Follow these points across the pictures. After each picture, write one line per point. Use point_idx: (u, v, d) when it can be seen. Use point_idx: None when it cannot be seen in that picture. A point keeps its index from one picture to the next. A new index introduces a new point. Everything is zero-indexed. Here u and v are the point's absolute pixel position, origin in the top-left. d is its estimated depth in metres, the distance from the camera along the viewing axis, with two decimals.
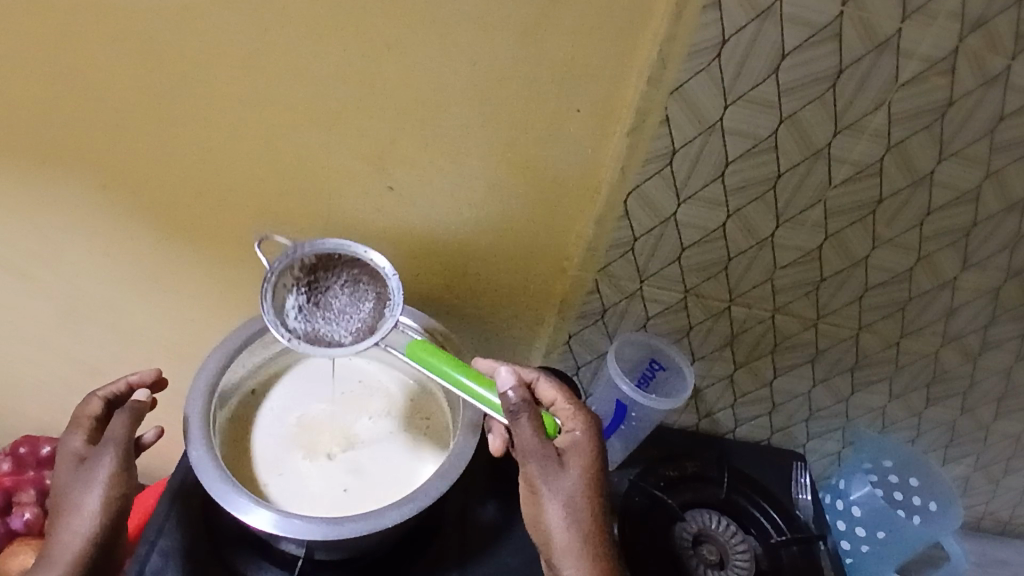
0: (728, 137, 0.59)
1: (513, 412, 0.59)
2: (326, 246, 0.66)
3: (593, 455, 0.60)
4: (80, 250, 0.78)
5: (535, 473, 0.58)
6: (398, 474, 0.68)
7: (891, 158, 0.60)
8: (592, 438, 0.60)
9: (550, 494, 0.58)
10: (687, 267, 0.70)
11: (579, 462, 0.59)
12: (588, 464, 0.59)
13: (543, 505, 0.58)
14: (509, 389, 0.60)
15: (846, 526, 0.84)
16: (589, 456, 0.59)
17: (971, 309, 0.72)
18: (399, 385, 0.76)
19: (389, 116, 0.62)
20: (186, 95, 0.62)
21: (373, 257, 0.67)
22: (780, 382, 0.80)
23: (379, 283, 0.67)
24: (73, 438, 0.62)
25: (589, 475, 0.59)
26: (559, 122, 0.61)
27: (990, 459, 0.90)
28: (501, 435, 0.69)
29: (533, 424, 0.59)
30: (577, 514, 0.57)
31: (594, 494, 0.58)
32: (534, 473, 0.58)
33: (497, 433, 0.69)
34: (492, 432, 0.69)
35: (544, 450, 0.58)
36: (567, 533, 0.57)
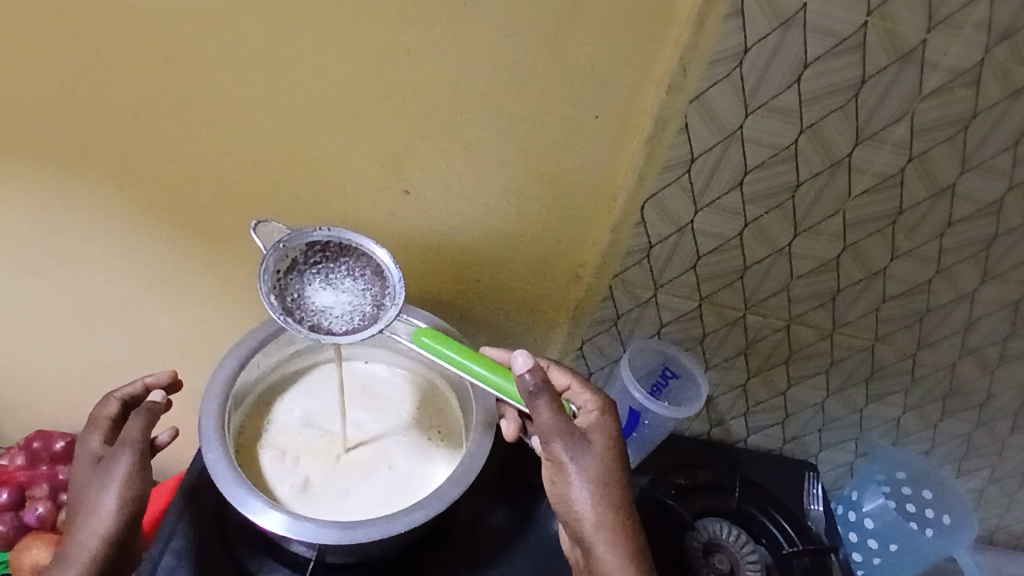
0: (748, 146, 0.58)
1: (531, 396, 0.57)
2: (318, 233, 0.63)
3: (610, 429, 0.61)
4: (96, 248, 0.78)
5: (562, 452, 0.57)
6: (415, 475, 0.68)
7: (912, 169, 0.59)
8: (610, 420, 0.61)
9: (576, 473, 0.57)
10: (702, 275, 0.69)
11: (600, 437, 0.60)
12: (607, 437, 0.60)
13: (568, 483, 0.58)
14: (526, 371, 0.58)
15: (858, 538, 0.84)
16: (611, 432, 0.60)
17: (990, 323, 0.71)
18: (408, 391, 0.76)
19: (406, 121, 0.62)
20: (206, 97, 0.62)
21: (374, 250, 0.65)
22: (794, 391, 0.80)
23: (376, 280, 0.65)
24: (90, 439, 0.63)
25: (608, 448, 0.59)
26: (577, 129, 0.61)
27: (1005, 473, 0.89)
28: (515, 420, 0.70)
29: (553, 405, 0.57)
30: (605, 487, 0.57)
31: (615, 465, 0.59)
32: (560, 451, 0.57)
33: (511, 418, 0.70)
34: (506, 418, 0.70)
35: (566, 428, 0.57)
36: (598, 509, 0.57)
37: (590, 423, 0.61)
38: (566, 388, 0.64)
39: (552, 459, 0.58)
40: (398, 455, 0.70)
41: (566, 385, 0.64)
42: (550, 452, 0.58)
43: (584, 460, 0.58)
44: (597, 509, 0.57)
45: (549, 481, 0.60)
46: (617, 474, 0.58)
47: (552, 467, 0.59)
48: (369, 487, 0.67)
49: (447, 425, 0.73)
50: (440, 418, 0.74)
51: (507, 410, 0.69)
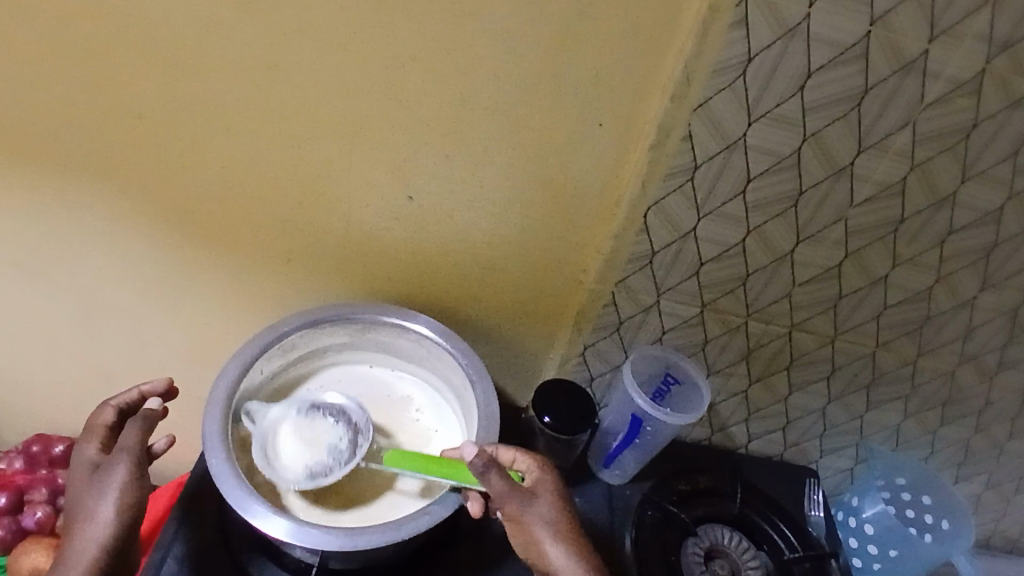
0: (751, 154, 0.59)
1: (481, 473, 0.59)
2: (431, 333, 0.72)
3: (555, 483, 0.62)
4: (98, 253, 0.78)
5: (518, 514, 0.58)
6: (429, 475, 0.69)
7: (914, 178, 0.60)
8: (551, 474, 0.63)
9: (542, 531, 0.58)
10: (705, 282, 0.70)
11: (548, 490, 0.61)
12: (555, 490, 0.61)
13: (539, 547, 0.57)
14: (474, 455, 0.59)
15: (858, 544, 0.84)
16: (554, 483, 0.62)
17: (988, 329, 0.71)
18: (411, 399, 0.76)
19: (410, 127, 0.62)
20: (210, 104, 0.63)
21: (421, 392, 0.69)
22: (795, 397, 0.80)
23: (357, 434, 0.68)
24: (87, 447, 0.63)
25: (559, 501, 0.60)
26: (581, 136, 0.61)
27: (1003, 478, 0.90)
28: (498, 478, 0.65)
29: (502, 477, 0.59)
30: (564, 530, 0.58)
31: (571, 518, 0.60)
32: (517, 514, 0.58)
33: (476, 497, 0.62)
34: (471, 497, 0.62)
35: (516, 489, 0.59)
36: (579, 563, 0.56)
37: (535, 482, 0.62)
38: (510, 462, 0.64)
39: (511, 524, 0.59)
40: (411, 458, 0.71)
41: (509, 458, 0.64)
42: (508, 519, 0.59)
43: (542, 515, 0.59)
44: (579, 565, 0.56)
45: (518, 546, 0.60)
46: (569, 518, 0.59)
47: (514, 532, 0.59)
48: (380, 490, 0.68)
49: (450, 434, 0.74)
50: (442, 426, 0.74)
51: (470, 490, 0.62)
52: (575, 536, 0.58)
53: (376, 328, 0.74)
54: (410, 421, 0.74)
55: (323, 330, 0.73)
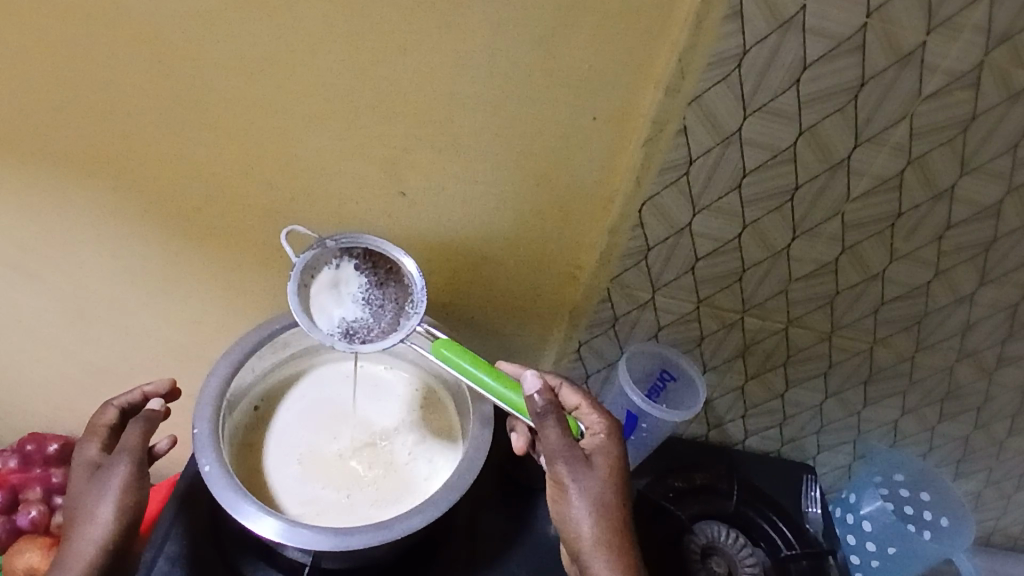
0: (746, 148, 0.58)
1: (539, 415, 0.58)
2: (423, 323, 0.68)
3: (617, 459, 0.60)
4: (90, 250, 0.77)
5: (565, 473, 0.58)
6: (423, 468, 0.69)
7: (911, 172, 0.59)
8: (614, 441, 0.61)
9: (582, 505, 0.57)
10: (700, 278, 0.69)
11: (606, 466, 0.59)
12: (615, 468, 0.59)
13: (574, 517, 0.57)
14: (535, 392, 0.58)
15: (857, 540, 0.83)
16: (614, 454, 0.60)
17: (988, 325, 0.71)
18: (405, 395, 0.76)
19: (402, 121, 0.62)
20: (199, 98, 0.62)
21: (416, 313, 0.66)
22: (792, 394, 0.79)
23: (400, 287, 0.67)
24: (88, 446, 0.62)
25: (615, 482, 0.59)
26: (575, 129, 0.61)
27: (1002, 474, 0.89)
28: (524, 434, 0.68)
29: (559, 428, 0.58)
30: (606, 509, 0.58)
31: (619, 502, 0.58)
32: (564, 473, 0.58)
33: (521, 432, 0.68)
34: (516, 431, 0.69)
35: (573, 452, 0.58)
36: (607, 552, 0.56)
37: (595, 445, 0.61)
38: (576, 407, 0.64)
39: (555, 478, 0.59)
40: (400, 456, 0.70)
41: (576, 404, 0.64)
42: (553, 472, 0.59)
43: (589, 491, 0.58)
44: (607, 553, 0.56)
45: (552, 498, 0.60)
46: (616, 496, 0.58)
47: (554, 485, 0.59)
48: (373, 486, 0.67)
49: (443, 431, 0.73)
50: (436, 423, 0.74)
51: (519, 424, 0.68)
52: (617, 523, 0.57)
53: None
54: (397, 413, 0.74)
55: None
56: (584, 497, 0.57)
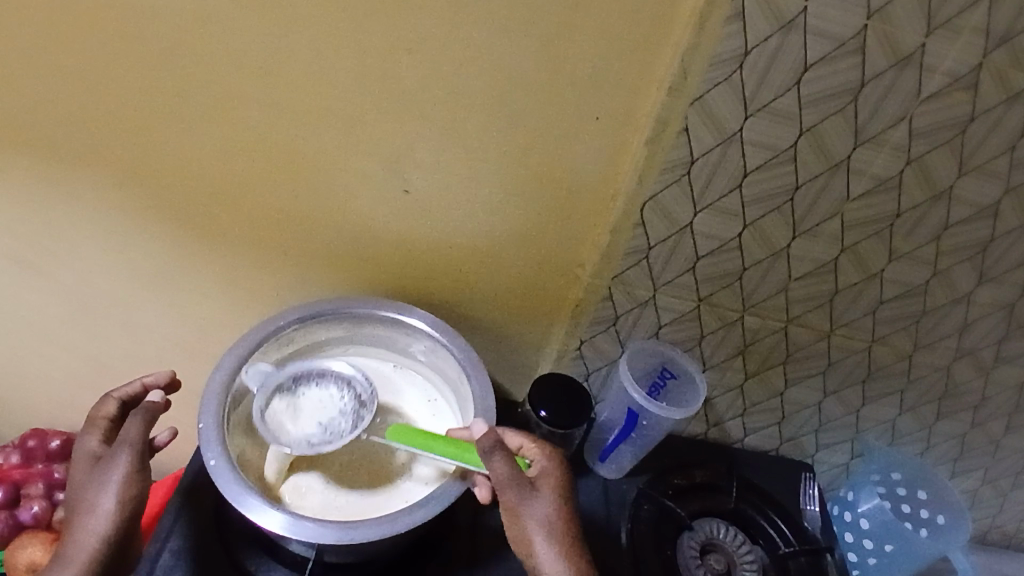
0: (747, 148, 0.59)
1: (485, 452, 0.59)
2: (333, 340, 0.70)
3: (564, 481, 0.61)
4: (93, 246, 0.78)
5: (514, 501, 0.57)
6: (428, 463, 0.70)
7: (911, 172, 0.60)
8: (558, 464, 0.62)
9: (536, 528, 0.57)
10: (701, 277, 0.70)
11: (551, 486, 0.60)
12: (560, 487, 0.60)
13: (530, 543, 0.56)
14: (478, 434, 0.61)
15: (854, 538, 0.84)
16: (559, 474, 0.61)
17: (985, 324, 0.71)
18: (407, 393, 0.76)
19: (407, 118, 0.62)
20: (205, 97, 0.62)
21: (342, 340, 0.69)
22: (791, 392, 0.80)
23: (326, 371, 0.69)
24: (89, 438, 0.63)
25: (564, 501, 0.59)
26: (578, 128, 0.61)
27: (999, 473, 0.90)
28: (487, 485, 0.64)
29: (504, 457, 0.59)
30: (558, 528, 0.57)
31: (570, 521, 0.58)
32: (513, 500, 0.57)
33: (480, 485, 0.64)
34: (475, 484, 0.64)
35: (518, 477, 0.58)
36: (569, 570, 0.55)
37: (540, 471, 0.61)
38: (519, 447, 0.64)
39: (508, 512, 0.58)
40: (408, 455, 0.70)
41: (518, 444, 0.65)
42: (504, 505, 0.58)
43: (540, 512, 0.57)
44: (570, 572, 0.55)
45: (510, 537, 0.59)
46: (568, 515, 0.58)
47: (509, 521, 0.59)
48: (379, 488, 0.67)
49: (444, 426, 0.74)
50: (437, 419, 0.74)
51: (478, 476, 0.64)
52: (572, 541, 0.56)
53: (373, 321, 0.74)
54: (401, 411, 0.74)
55: (320, 323, 0.73)
56: (544, 511, 0.58)
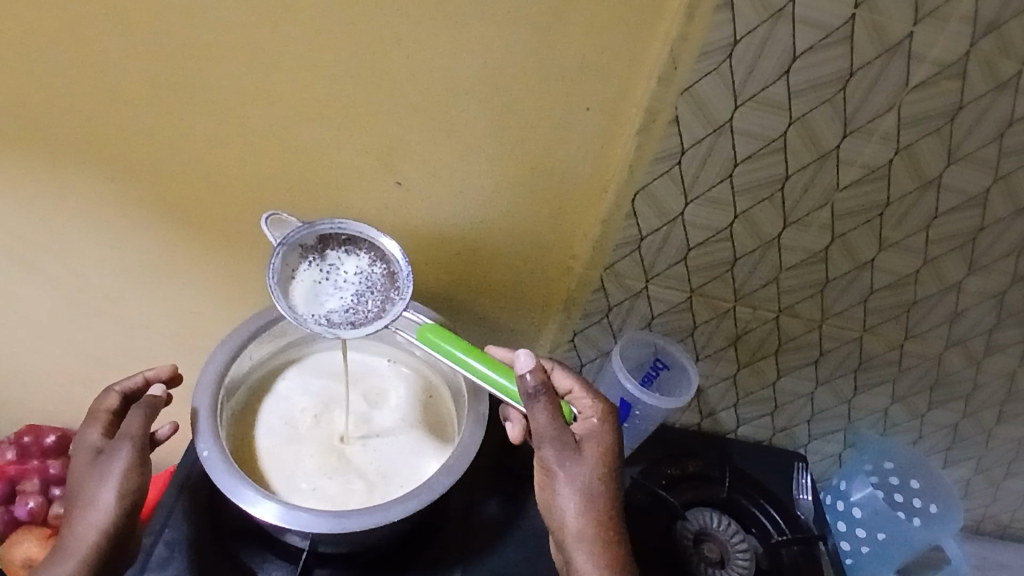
0: (737, 138, 0.59)
1: (530, 396, 0.56)
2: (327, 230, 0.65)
3: (610, 447, 0.59)
4: (88, 240, 0.78)
5: (553, 460, 0.58)
6: (418, 458, 0.69)
7: (899, 161, 0.60)
8: (608, 428, 0.60)
9: (569, 494, 0.58)
10: (693, 267, 0.70)
11: (597, 451, 0.59)
12: (606, 455, 0.59)
13: (560, 505, 0.58)
14: (527, 372, 0.56)
15: (847, 527, 0.85)
16: (606, 441, 0.59)
17: (976, 313, 0.72)
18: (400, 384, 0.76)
19: (398, 111, 0.62)
20: (197, 90, 0.62)
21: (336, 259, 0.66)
22: (783, 382, 0.80)
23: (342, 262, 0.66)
24: (89, 431, 0.61)
25: (607, 470, 0.59)
26: (570, 119, 0.61)
27: (991, 462, 0.91)
28: (520, 423, 0.67)
29: (550, 410, 0.57)
30: (592, 498, 0.58)
31: (608, 493, 0.58)
32: (552, 459, 0.58)
33: (516, 421, 0.68)
34: (510, 420, 0.68)
35: (563, 440, 0.57)
36: (591, 541, 0.57)
37: (587, 431, 0.60)
38: (569, 391, 0.63)
39: (544, 465, 0.59)
40: (398, 450, 0.70)
41: (568, 388, 0.64)
42: (542, 457, 0.59)
43: (578, 478, 0.58)
44: (592, 543, 0.57)
45: (539, 485, 0.61)
46: (606, 487, 0.58)
47: (542, 471, 0.60)
48: (365, 478, 0.67)
49: (436, 416, 0.74)
50: (433, 411, 0.75)
51: (513, 412, 0.68)
52: (602, 514, 0.57)
53: None
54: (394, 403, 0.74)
55: None
56: (580, 479, 0.58)
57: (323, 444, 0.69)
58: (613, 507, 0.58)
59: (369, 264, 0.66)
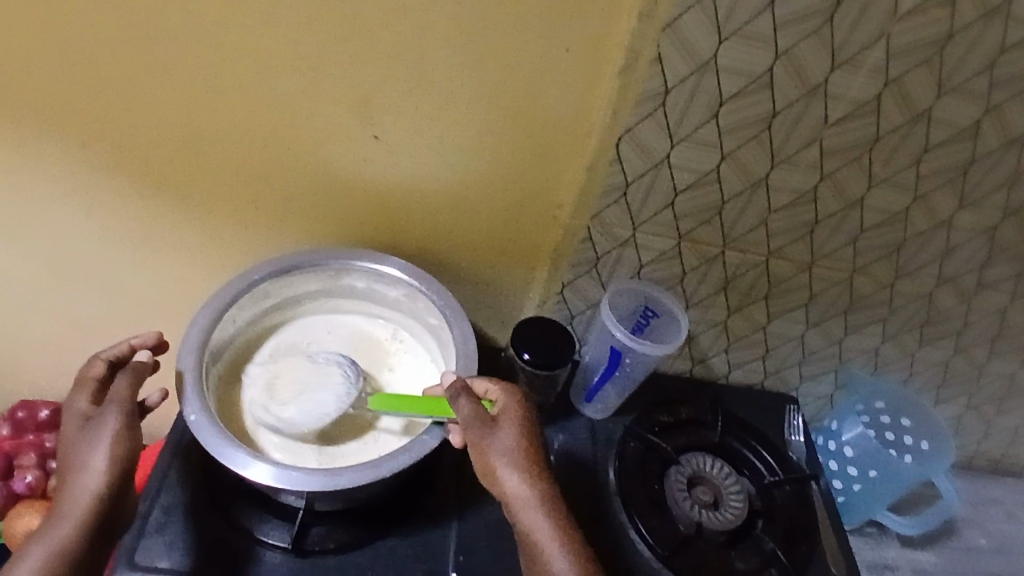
0: (722, 75, 0.57)
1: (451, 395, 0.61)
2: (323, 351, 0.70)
3: (527, 415, 0.61)
4: (62, 209, 0.76)
5: (478, 439, 0.59)
6: (402, 418, 0.69)
7: (889, 94, 0.58)
8: (521, 402, 0.62)
9: (500, 458, 0.58)
10: (681, 212, 0.69)
11: (517, 419, 0.61)
12: (524, 420, 0.61)
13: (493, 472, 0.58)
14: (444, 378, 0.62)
15: (839, 466, 0.84)
16: (520, 412, 0.61)
17: (968, 249, 0.71)
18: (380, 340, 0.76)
19: (371, 59, 0.60)
20: (162, 44, 0.60)
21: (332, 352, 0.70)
22: (774, 326, 0.80)
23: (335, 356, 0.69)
24: (78, 399, 0.61)
25: (527, 427, 0.61)
26: (549, 62, 0.60)
27: (983, 398, 0.91)
28: None
29: (468, 398, 0.61)
30: (521, 462, 0.58)
31: (534, 451, 0.59)
32: (477, 439, 0.59)
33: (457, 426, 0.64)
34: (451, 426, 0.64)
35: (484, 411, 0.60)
36: (529, 495, 0.57)
37: (503, 410, 0.62)
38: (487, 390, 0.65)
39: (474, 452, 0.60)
40: (380, 411, 0.70)
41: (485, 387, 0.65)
42: (470, 445, 0.60)
43: (503, 446, 0.59)
44: (532, 497, 0.57)
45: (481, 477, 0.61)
46: (530, 449, 0.59)
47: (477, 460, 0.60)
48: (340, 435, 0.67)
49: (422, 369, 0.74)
50: (419, 364, 0.75)
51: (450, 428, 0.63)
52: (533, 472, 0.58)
53: (347, 272, 0.73)
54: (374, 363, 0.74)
55: (295, 276, 0.72)
56: (502, 447, 0.59)
57: (312, 408, 0.69)
58: (540, 463, 0.59)
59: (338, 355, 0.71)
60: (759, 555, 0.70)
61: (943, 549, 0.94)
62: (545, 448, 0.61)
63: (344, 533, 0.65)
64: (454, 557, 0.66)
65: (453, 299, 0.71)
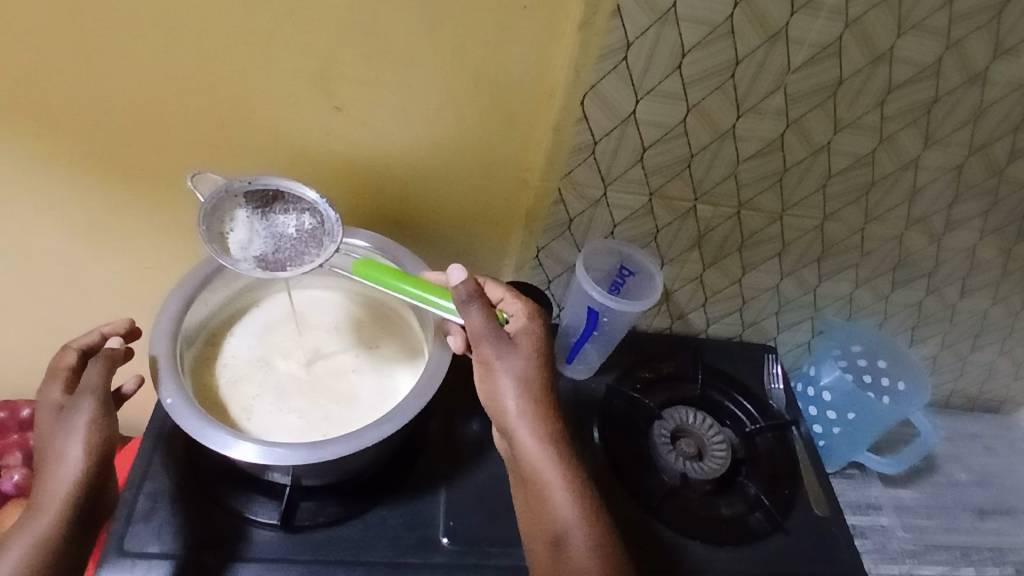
0: (682, 25, 0.57)
1: (463, 303, 0.59)
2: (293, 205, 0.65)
3: (542, 339, 0.62)
4: (20, 201, 0.74)
5: (490, 353, 0.60)
6: (374, 394, 0.69)
7: (850, 36, 0.58)
8: (537, 325, 0.63)
9: (510, 382, 0.59)
10: (650, 168, 0.68)
11: (529, 342, 0.61)
12: (537, 344, 0.62)
13: (501, 391, 0.59)
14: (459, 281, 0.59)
15: (818, 411, 0.86)
16: (536, 334, 0.62)
17: (935, 188, 0.72)
18: (354, 310, 0.77)
19: (325, 27, 0.59)
20: (108, 23, 0.58)
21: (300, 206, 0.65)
22: (749, 277, 0.81)
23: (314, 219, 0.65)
24: (50, 390, 0.60)
25: (541, 352, 0.61)
26: (508, 21, 0.59)
27: (957, 337, 0.93)
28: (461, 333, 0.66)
29: (483, 313, 0.59)
30: (530, 383, 0.59)
31: (542, 377, 0.60)
32: (488, 352, 0.59)
33: (456, 331, 0.66)
34: (450, 333, 0.66)
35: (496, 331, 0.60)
36: (534, 413, 0.58)
37: (517, 328, 0.63)
38: (501, 299, 0.66)
39: (483, 363, 0.61)
40: (342, 388, 0.69)
41: (501, 297, 0.66)
42: (480, 355, 0.60)
43: (514, 366, 0.60)
44: (534, 414, 0.58)
45: (480, 382, 0.62)
46: (541, 373, 0.60)
47: (482, 370, 0.61)
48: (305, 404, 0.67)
49: (396, 337, 0.75)
50: (392, 329, 0.75)
51: (451, 324, 0.66)
52: (539, 394, 0.59)
53: None
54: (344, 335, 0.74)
55: None
56: (513, 368, 0.59)
57: (289, 384, 0.69)
58: (552, 390, 0.60)
59: (308, 213, 0.65)
60: (743, 501, 0.72)
61: (924, 486, 0.96)
62: (553, 377, 0.62)
63: (334, 507, 0.65)
64: (444, 522, 0.67)
65: (422, 266, 0.71)
